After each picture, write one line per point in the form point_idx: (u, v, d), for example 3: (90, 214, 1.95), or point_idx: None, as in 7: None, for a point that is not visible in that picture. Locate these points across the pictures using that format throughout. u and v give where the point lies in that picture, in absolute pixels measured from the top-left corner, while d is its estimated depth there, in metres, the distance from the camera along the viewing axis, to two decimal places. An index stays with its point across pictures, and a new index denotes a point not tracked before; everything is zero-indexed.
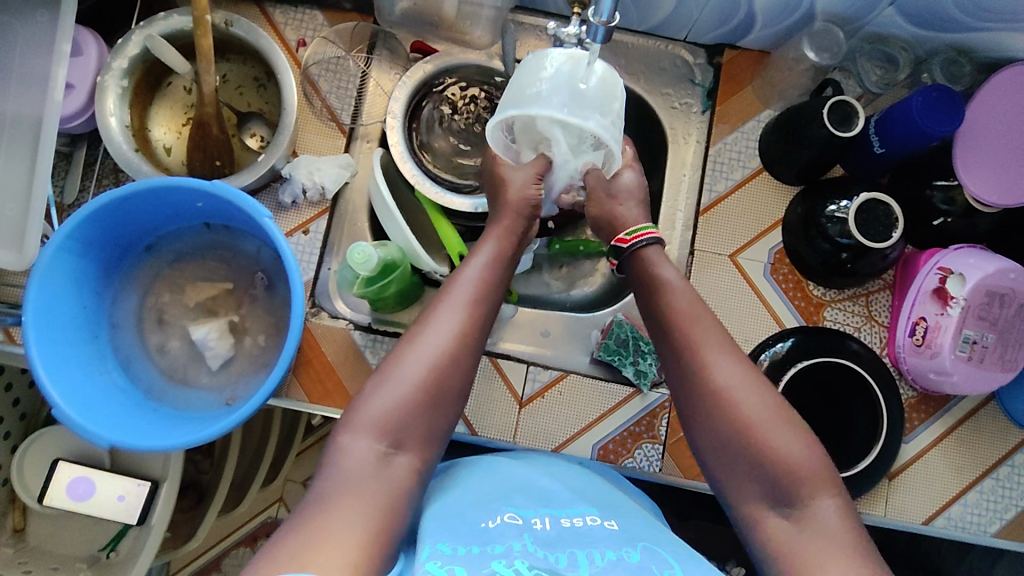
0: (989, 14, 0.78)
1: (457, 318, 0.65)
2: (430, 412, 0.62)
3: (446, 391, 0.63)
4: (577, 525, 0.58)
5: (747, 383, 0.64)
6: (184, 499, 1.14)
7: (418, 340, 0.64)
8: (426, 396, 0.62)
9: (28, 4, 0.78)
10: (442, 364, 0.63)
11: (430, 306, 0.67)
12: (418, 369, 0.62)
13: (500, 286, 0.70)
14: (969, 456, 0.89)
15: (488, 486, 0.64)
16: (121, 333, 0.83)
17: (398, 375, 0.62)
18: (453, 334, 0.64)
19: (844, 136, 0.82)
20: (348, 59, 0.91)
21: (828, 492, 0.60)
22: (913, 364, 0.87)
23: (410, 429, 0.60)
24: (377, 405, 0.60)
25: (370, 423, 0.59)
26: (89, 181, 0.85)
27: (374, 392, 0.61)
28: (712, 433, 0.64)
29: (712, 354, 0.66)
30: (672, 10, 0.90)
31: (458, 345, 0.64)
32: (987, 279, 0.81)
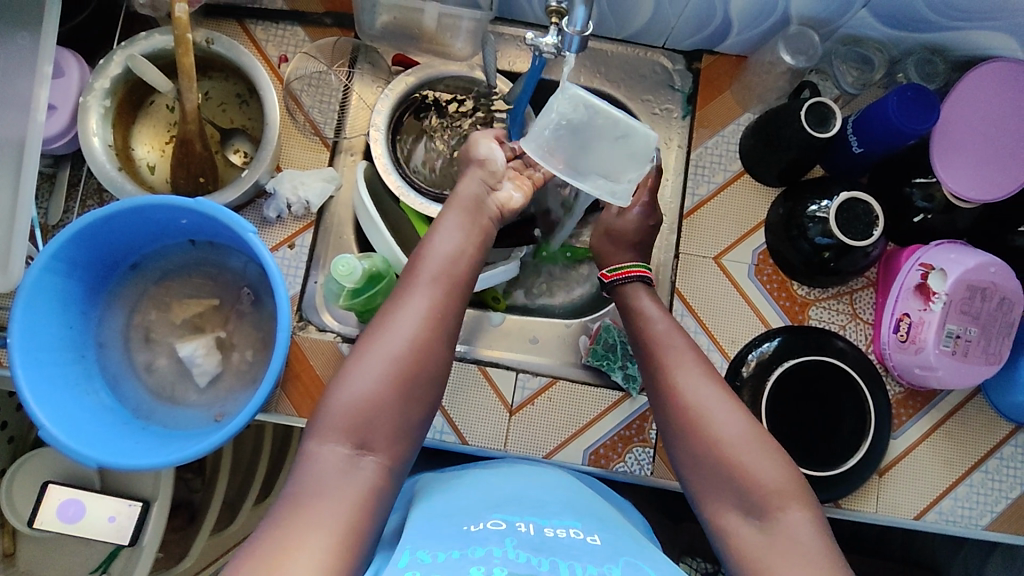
0: (959, 13, 0.79)
1: (417, 307, 0.66)
2: (398, 405, 0.63)
3: (414, 379, 0.64)
4: (561, 535, 0.58)
5: (717, 403, 0.68)
6: (177, 518, 1.13)
7: (380, 333, 0.65)
8: (392, 387, 0.62)
9: (8, 28, 0.78)
10: (404, 357, 0.63)
11: (389, 306, 0.67)
12: (381, 360, 0.63)
13: (464, 279, 0.70)
14: (958, 449, 0.90)
15: (473, 497, 0.64)
16: (109, 352, 0.83)
17: (362, 370, 0.63)
18: (414, 321, 0.65)
19: (822, 137, 0.83)
20: (330, 74, 0.92)
21: (796, 504, 0.62)
22: (899, 360, 0.87)
23: (376, 428, 0.61)
24: (342, 408, 0.61)
25: (336, 422, 0.60)
26: (74, 202, 0.85)
27: (339, 391, 0.62)
28: (689, 449, 0.67)
29: (680, 376, 0.71)
30: (649, 18, 0.91)
31: (419, 332, 0.65)
32: (968, 273, 0.82)
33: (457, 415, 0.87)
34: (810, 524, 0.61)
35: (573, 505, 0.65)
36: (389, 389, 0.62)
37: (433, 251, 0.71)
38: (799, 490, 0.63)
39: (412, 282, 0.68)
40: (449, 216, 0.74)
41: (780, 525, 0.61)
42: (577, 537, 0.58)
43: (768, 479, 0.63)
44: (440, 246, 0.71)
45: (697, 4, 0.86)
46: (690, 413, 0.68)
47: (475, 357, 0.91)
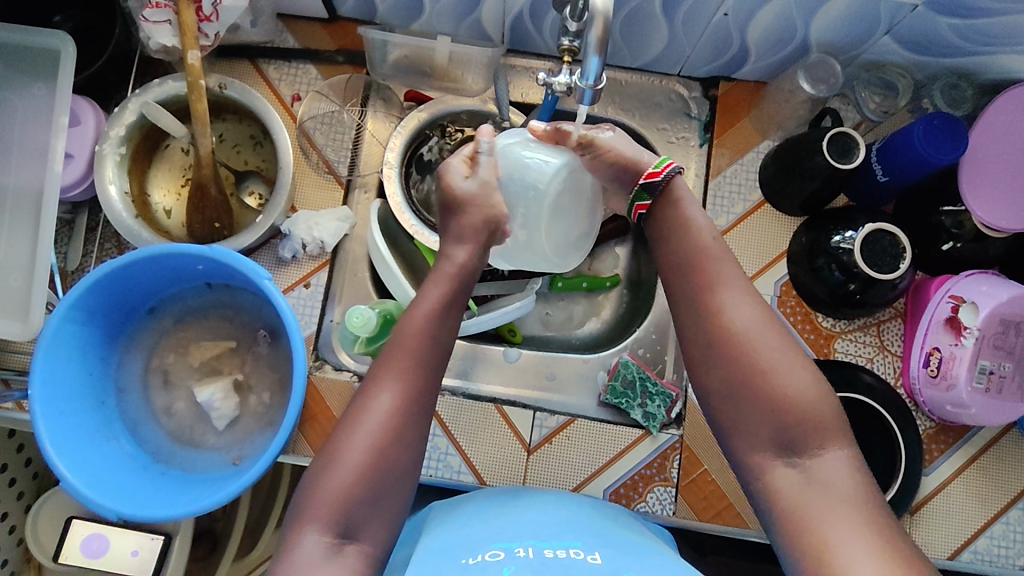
0: (985, 38, 0.77)
1: (388, 388, 0.63)
2: (377, 496, 0.61)
3: (392, 467, 0.62)
4: (561, 556, 0.57)
5: (759, 332, 0.62)
6: (199, 547, 1.13)
7: (358, 423, 0.62)
8: (371, 478, 0.61)
9: (26, 78, 0.79)
10: (380, 442, 0.61)
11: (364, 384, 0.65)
12: (358, 453, 0.61)
13: (443, 341, 0.67)
14: (994, 486, 0.87)
15: (477, 525, 0.64)
16: (129, 397, 0.83)
17: (337, 464, 0.61)
18: (393, 409, 0.63)
19: (845, 168, 0.81)
20: (342, 113, 0.92)
21: (837, 444, 0.58)
22: (930, 395, 0.85)
23: (361, 517, 0.60)
24: (320, 499, 0.60)
25: (314, 515, 0.59)
26: (92, 246, 0.86)
27: (315, 483, 0.61)
28: (720, 370, 0.62)
29: (725, 297, 0.64)
30: (663, 47, 0.89)
31: (397, 422, 0.62)
32: (1000, 307, 0.79)
33: (474, 454, 0.86)
34: (848, 465, 0.57)
35: (580, 525, 0.64)
36: (368, 477, 0.60)
37: (413, 329, 0.66)
38: (837, 427, 0.59)
39: (390, 365, 0.65)
40: (430, 292, 0.68)
41: (815, 464, 0.57)
42: (577, 556, 0.57)
43: (806, 403, 0.59)
44: (419, 325, 0.66)
45: (713, 32, 0.84)
46: (733, 335, 0.62)
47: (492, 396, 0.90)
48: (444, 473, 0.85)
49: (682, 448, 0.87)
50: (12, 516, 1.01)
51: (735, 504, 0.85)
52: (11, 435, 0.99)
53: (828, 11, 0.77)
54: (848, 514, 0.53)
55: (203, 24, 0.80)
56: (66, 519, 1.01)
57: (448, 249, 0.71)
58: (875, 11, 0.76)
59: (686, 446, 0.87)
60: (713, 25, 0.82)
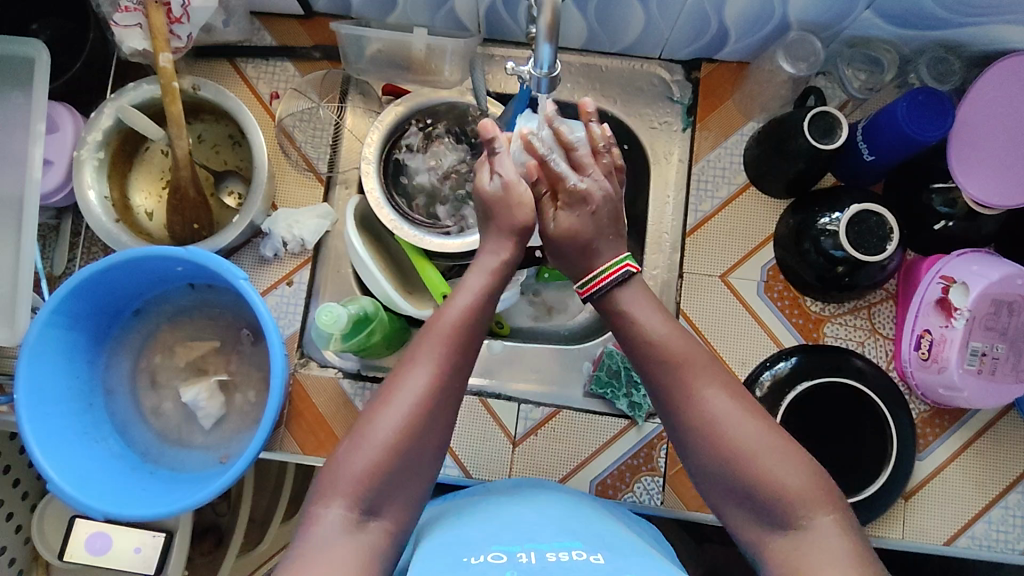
0: (971, 8, 0.74)
1: (428, 369, 0.62)
2: (403, 477, 0.59)
3: (420, 449, 0.60)
4: (564, 560, 0.55)
5: (726, 399, 0.62)
6: (204, 542, 1.14)
7: (393, 398, 0.61)
8: (402, 455, 0.59)
9: (5, 86, 0.80)
10: (415, 423, 0.60)
11: (401, 363, 0.63)
12: (391, 427, 0.59)
13: (482, 327, 0.67)
14: (992, 470, 0.85)
15: (477, 525, 0.62)
16: (117, 398, 0.85)
17: (370, 437, 0.59)
18: (428, 386, 0.61)
19: (828, 149, 0.79)
20: (319, 109, 0.91)
21: (824, 510, 0.57)
22: (922, 378, 0.83)
23: (386, 495, 0.58)
24: (350, 469, 0.58)
25: (344, 487, 0.57)
26: (77, 251, 0.87)
27: (347, 455, 0.59)
28: (690, 433, 0.62)
29: (684, 363, 0.64)
30: (641, 31, 0.88)
31: (433, 401, 0.61)
32: (992, 288, 0.77)
33: (461, 447, 0.86)
34: (836, 527, 0.56)
35: (576, 525, 0.62)
36: (398, 455, 0.59)
37: (453, 309, 0.66)
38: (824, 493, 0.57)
39: (427, 341, 0.64)
40: (473, 279, 0.70)
41: (805, 530, 0.56)
42: (579, 557, 0.55)
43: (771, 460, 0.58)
44: (459, 305, 0.66)
45: (690, 13, 0.82)
46: (706, 423, 0.61)
47: (476, 389, 0.89)
48: None
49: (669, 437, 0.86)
50: (17, 515, 1.01)
51: None
52: (12, 437, 1.00)
53: None
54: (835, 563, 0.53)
55: (174, 26, 0.80)
56: (69, 518, 1.02)
57: (491, 246, 0.73)
58: None
59: None
60: (688, 6, 0.80)
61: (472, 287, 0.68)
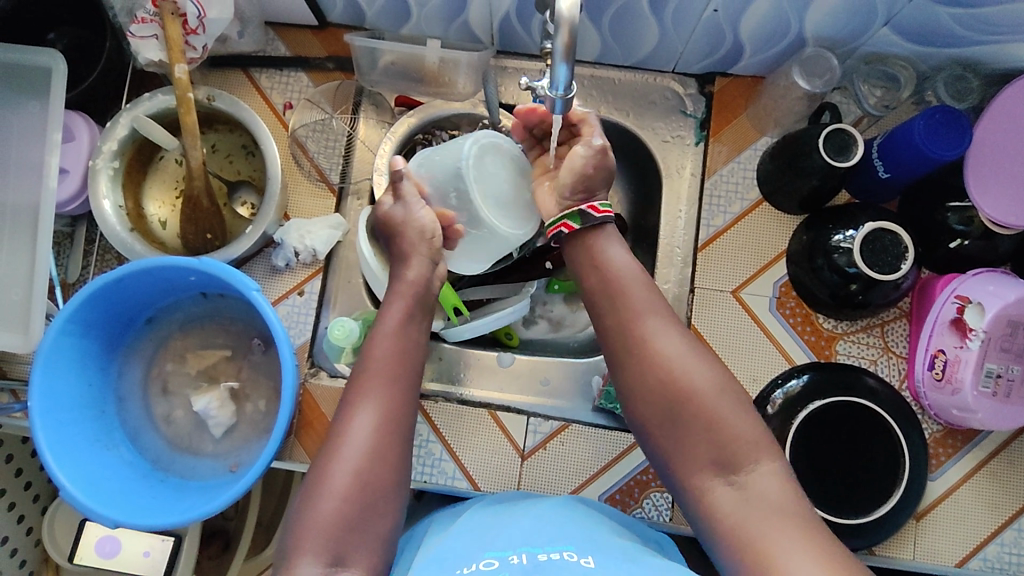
0: (991, 27, 0.73)
1: (366, 412, 0.63)
2: (367, 518, 0.59)
3: (378, 487, 0.61)
4: (554, 559, 0.57)
5: (688, 362, 0.64)
6: (212, 546, 1.14)
7: (341, 445, 0.62)
8: (359, 498, 0.59)
9: (22, 95, 0.80)
10: (365, 464, 0.61)
11: (342, 409, 0.65)
12: (343, 473, 0.60)
13: (414, 357, 0.69)
14: (1005, 491, 0.84)
15: (467, 533, 0.63)
16: (129, 406, 0.85)
17: (325, 485, 0.60)
18: (373, 425, 0.63)
19: (843, 166, 0.78)
20: (332, 120, 0.92)
21: (768, 457, 0.59)
22: (935, 399, 0.82)
23: (354, 538, 0.58)
24: (312, 520, 0.58)
25: (310, 535, 0.57)
26: (92, 259, 0.88)
27: (306, 508, 0.59)
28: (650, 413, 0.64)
29: (654, 337, 0.66)
30: (656, 44, 0.87)
31: (381, 436, 0.62)
32: (1008, 308, 0.76)
33: (470, 460, 0.86)
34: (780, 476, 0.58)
35: (572, 528, 0.62)
36: (357, 499, 0.59)
37: (381, 346, 0.68)
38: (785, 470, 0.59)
39: (363, 382, 0.65)
40: (393, 310, 0.71)
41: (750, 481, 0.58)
42: (570, 559, 0.56)
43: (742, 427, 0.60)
44: (385, 341, 0.68)
45: (705, 27, 0.81)
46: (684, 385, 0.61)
47: (483, 401, 0.90)
48: (439, 480, 0.85)
49: None
50: (29, 518, 1.02)
51: None
52: (24, 440, 1.01)
53: (822, 3, 0.74)
54: (784, 526, 0.54)
55: (190, 37, 0.81)
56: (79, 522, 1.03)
57: (401, 273, 0.75)
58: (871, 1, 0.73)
59: None
60: (703, 20, 0.80)
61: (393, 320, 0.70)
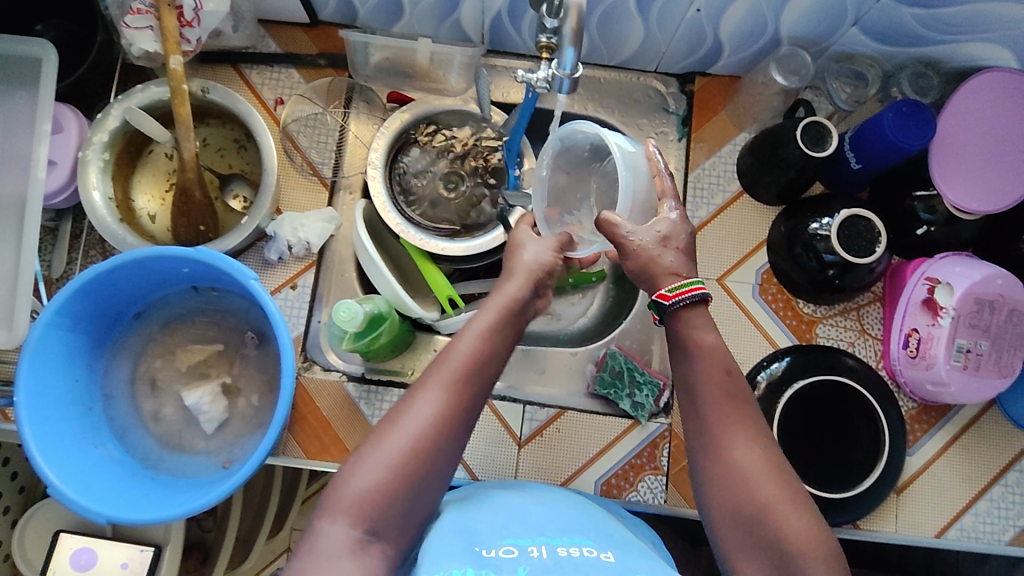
0: (948, 27, 0.80)
1: (431, 406, 0.60)
2: (405, 507, 0.58)
3: (425, 481, 0.59)
4: (574, 556, 0.55)
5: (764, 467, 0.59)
6: (189, 559, 1.05)
7: (402, 422, 0.60)
8: (402, 485, 0.58)
9: (9, 86, 0.79)
10: (418, 456, 0.58)
11: (411, 389, 0.62)
12: (395, 455, 0.58)
13: (497, 358, 0.65)
14: (976, 463, 0.88)
15: (485, 515, 0.63)
16: (116, 403, 0.83)
17: (374, 458, 0.58)
18: (439, 412, 0.60)
19: (821, 156, 0.82)
20: (326, 114, 0.93)
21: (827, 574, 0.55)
22: (910, 376, 0.87)
23: (390, 520, 0.57)
24: (357, 489, 0.57)
25: (347, 505, 0.56)
26: (76, 254, 0.86)
27: (351, 476, 0.58)
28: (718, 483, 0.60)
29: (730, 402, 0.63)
30: (640, 43, 0.91)
31: (442, 431, 0.60)
32: (975, 287, 0.81)
33: (466, 449, 0.86)
34: None
35: (586, 523, 0.63)
36: (402, 484, 0.58)
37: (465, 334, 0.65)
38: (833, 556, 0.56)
39: (436, 373, 0.62)
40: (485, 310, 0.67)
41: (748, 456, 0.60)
42: (590, 554, 0.56)
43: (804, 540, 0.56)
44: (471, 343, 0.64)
45: (687, 27, 0.86)
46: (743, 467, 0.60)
47: None
48: None
49: (671, 436, 0.88)
50: None
51: None
52: None
53: (797, 5, 0.80)
54: (791, 519, 0.57)
55: (185, 30, 0.81)
56: (53, 534, 0.96)
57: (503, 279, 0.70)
58: (842, 2, 0.78)
59: (675, 434, 0.88)
60: (686, 21, 0.84)
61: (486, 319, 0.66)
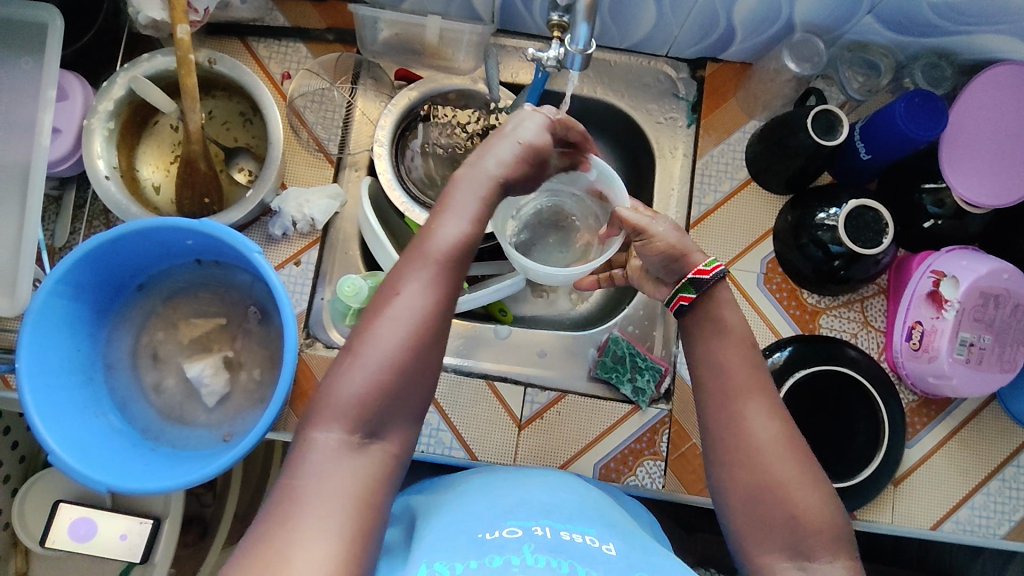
0: (963, 17, 0.79)
1: (417, 294, 0.58)
2: (400, 397, 0.57)
3: (419, 367, 0.58)
4: (577, 541, 0.56)
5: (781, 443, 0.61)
6: (188, 532, 1.05)
7: (389, 313, 0.58)
8: (394, 378, 0.56)
9: (15, 52, 0.78)
10: (409, 346, 0.57)
11: (393, 278, 0.60)
12: (385, 346, 0.57)
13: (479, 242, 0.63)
14: (975, 457, 0.89)
15: (487, 498, 0.63)
16: (118, 374, 0.83)
17: (361, 356, 0.56)
18: (426, 303, 0.58)
19: (830, 145, 0.82)
20: (333, 90, 0.92)
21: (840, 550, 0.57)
22: (912, 368, 0.86)
23: (387, 413, 0.56)
24: (348, 387, 0.56)
25: (339, 411, 0.55)
26: (80, 224, 0.85)
27: (341, 375, 0.56)
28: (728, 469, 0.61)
29: (738, 397, 0.63)
30: (652, 26, 0.90)
31: (430, 315, 0.58)
32: (981, 280, 0.81)
33: (466, 430, 0.86)
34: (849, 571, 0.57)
35: (586, 509, 0.63)
36: (395, 375, 0.56)
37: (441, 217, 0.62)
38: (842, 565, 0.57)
39: (418, 259, 0.60)
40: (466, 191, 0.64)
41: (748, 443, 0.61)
42: (592, 543, 0.56)
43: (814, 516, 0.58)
44: (456, 223, 0.62)
45: (700, 12, 0.85)
46: None
47: (480, 373, 0.90)
48: (436, 449, 0.85)
49: (671, 422, 0.88)
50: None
51: None
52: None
53: None
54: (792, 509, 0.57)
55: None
56: (53, 503, 0.96)
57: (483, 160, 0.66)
58: None
59: (675, 420, 0.88)
60: (700, 5, 0.83)
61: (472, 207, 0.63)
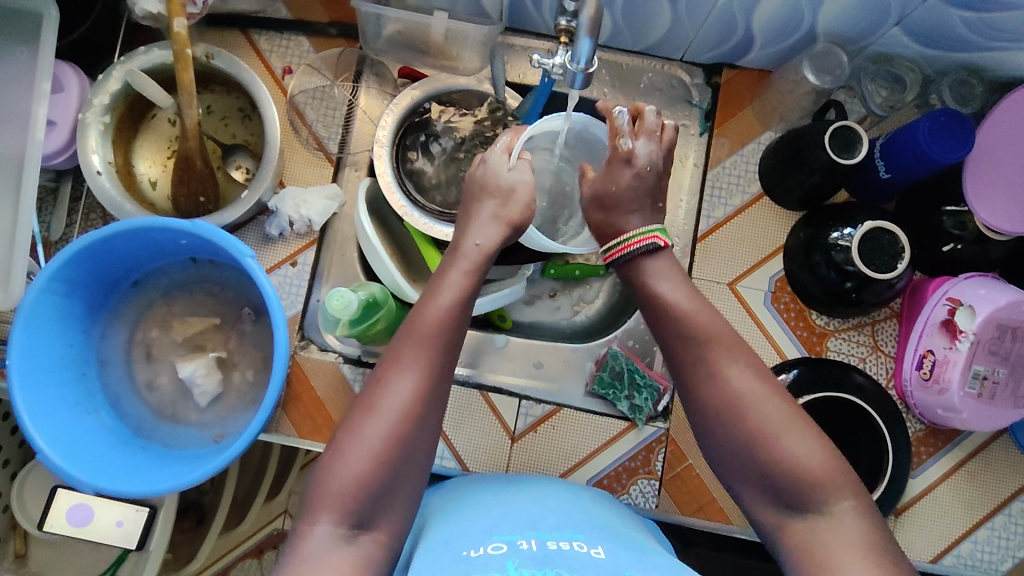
0: (997, 33, 0.74)
1: (405, 385, 0.59)
2: (391, 489, 0.57)
3: (408, 458, 0.58)
4: (564, 550, 0.54)
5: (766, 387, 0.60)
6: (184, 520, 1.05)
7: (379, 405, 0.58)
8: (385, 470, 0.56)
9: (10, 41, 0.77)
10: (398, 439, 0.57)
11: (382, 370, 0.61)
12: (375, 439, 0.57)
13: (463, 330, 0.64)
14: (982, 491, 0.86)
15: (471, 516, 0.61)
16: (111, 370, 0.83)
17: (356, 445, 0.56)
18: (414, 394, 0.59)
19: (847, 163, 0.78)
20: (333, 88, 0.90)
21: (849, 494, 0.55)
22: (921, 399, 0.83)
23: (378, 507, 0.56)
24: (339, 483, 0.55)
25: (330, 502, 0.55)
26: (76, 216, 0.85)
27: (331, 468, 0.56)
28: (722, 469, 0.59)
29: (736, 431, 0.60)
30: (666, 30, 0.86)
31: (419, 407, 0.59)
32: (998, 312, 0.78)
33: (459, 440, 0.85)
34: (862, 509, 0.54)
35: (577, 517, 0.61)
36: (385, 468, 0.56)
37: (434, 305, 0.63)
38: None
39: (405, 350, 0.61)
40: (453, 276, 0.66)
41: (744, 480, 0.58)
42: (580, 548, 0.54)
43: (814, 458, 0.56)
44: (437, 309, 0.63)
45: (717, 18, 0.81)
46: None
47: (475, 382, 0.89)
48: None
49: (667, 442, 0.86)
50: None
51: (718, 499, 0.84)
52: None
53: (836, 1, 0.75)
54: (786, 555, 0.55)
55: None
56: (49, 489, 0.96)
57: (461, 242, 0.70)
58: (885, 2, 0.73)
59: (672, 440, 0.86)
60: (717, 10, 0.79)
61: (453, 288, 0.65)
